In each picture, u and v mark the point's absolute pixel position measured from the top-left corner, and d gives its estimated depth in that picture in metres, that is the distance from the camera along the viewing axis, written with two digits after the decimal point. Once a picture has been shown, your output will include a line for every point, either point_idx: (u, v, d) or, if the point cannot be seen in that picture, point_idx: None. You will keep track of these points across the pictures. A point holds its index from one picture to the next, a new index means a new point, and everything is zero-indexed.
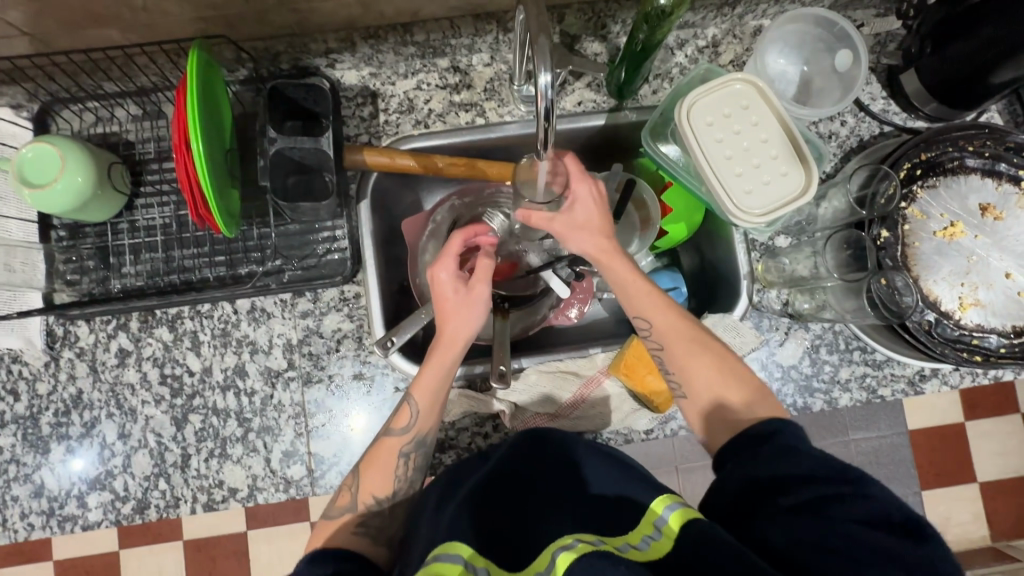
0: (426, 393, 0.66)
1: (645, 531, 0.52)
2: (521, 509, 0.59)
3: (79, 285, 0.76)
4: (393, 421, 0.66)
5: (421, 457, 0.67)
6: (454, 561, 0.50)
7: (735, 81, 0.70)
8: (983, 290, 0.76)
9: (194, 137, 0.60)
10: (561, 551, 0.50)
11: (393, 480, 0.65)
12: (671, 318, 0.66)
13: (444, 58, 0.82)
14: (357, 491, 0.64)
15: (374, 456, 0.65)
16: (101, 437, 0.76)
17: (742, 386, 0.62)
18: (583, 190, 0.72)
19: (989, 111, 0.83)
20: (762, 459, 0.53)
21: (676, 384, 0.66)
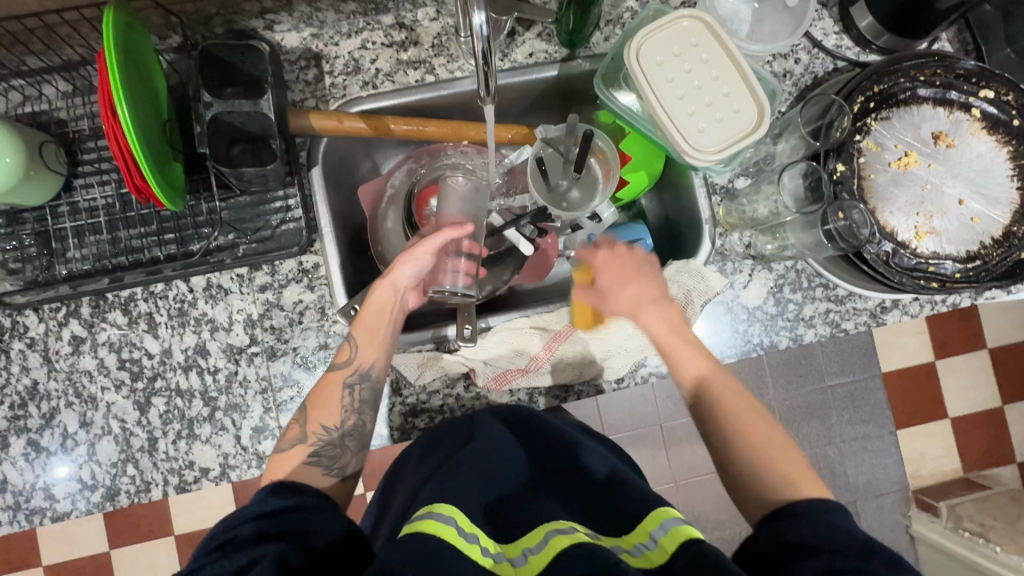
0: (366, 331, 0.69)
1: (638, 539, 0.50)
2: (521, 495, 0.59)
3: (22, 273, 0.73)
4: (336, 356, 0.69)
5: (367, 391, 0.68)
6: (447, 523, 0.49)
7: (682, 18, 0.69)
8: (937, 219, 0.77)
9: (118, 104, 0.56)
10: (556, 534, 0.49)
11: (341, 410, 0.66)
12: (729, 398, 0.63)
13: (387, 15, 0.79)
14: (307, 423, 0.64)
15: (320, 391, 0.67)
16: (63, 427, 0.74)
17: (792, 472, 0.57)
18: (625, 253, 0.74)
19: (939, 40, 0.83)
20: (795, 522, 0.50)
21: (728, 467, 0.61)
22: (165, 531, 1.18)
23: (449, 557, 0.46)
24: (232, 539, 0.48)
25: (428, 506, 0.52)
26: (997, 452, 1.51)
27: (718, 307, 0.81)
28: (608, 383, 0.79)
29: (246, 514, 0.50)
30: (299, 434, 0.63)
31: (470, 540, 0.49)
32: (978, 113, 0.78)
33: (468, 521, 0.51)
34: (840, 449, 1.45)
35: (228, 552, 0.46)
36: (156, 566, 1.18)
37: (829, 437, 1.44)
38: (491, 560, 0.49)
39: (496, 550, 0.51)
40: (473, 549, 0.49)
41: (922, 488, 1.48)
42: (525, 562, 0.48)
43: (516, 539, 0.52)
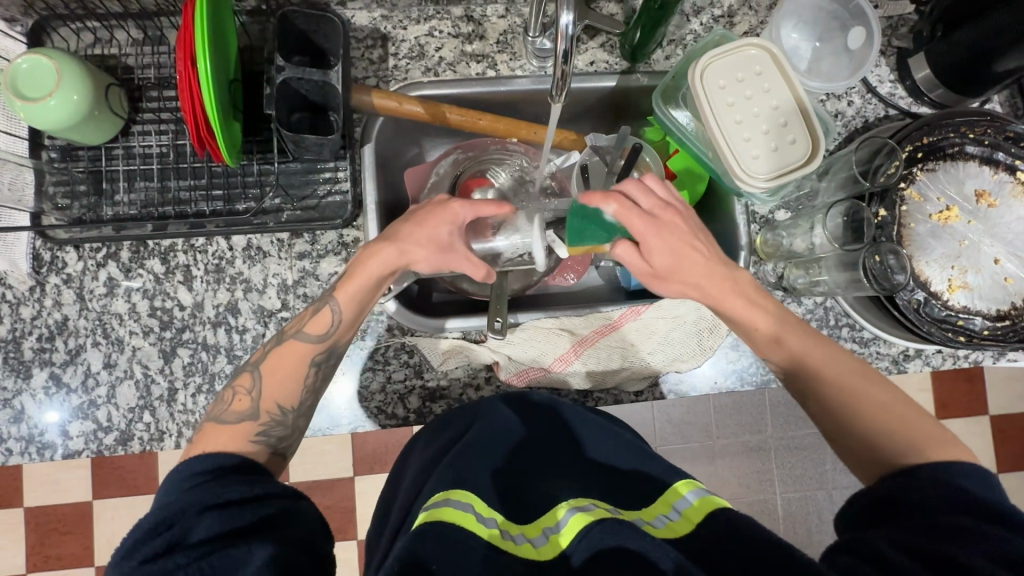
0: (351, 304, 0.66)
1: (660, 511, 0.52)
2: (535, 476, 0.60)
3: (69, 210, 0.74)
4: (309, 325, 0.65)
5: (328, 369, 0.67)
6: (464, 509, 0.50)
7: (749, 46, 0.71)
8: (971, 274, 0.77)
9: (201, 57, 0.58)
10: (575, 511, 0.49)
11: (299, 392, 0.64)
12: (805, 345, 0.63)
13: (458, 7, 0.81)
14: (262, 400, 0.61)
15: (279, 360, 0.64)
16: (86, 365, 0.74)
17: (893, 407, 0.58)
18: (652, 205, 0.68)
19: (991, 101, 0.84)
20: (920, 485, 0.51)
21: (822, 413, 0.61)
22: (150, 489, 1.11)
23: (468, 545, 0.46)
24: (186, 538, 0.46)
25: (442, 492, 0.51)
26: None
27: None
28: (626, 394, 0.80)
29: (205, 505, 0.48)
30: (250, 411, 0.60)
31: (488, 525, 0.50)
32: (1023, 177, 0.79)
33: (484, 507, 0.52)
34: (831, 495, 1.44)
35: (198, 554, 0.45)
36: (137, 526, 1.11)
37: (823, 482, 1.44)
38: (511, 542, 0.49)
39: (516, 531, 0.51)
40: (492, 534, 0.49)
41: None
42: (547, 541, 0.49)
43: (534, 520, 0.53)
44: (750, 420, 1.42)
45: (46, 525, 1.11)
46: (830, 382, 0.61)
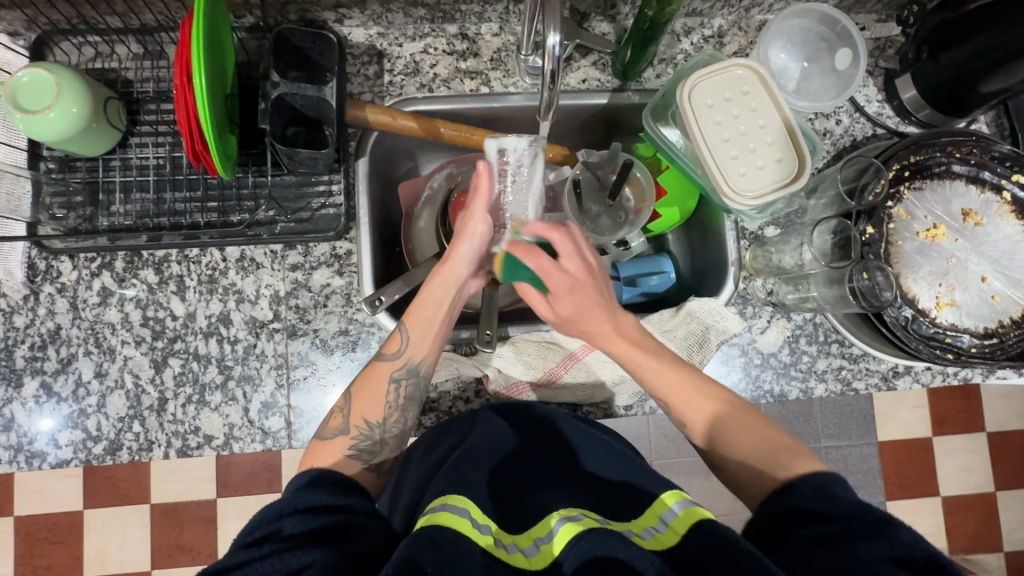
0: (417, 325, 0.69)
1: (647, 522, 0.52)
2: (528, 481, 0.60)
3: (65, 220, 0.75)
4: (384, 347, 0.69)
5: (412, 386, 0.68)
6: (462, 514, 0.50)
7: (737, 66, 0.72)
8: (959, 292, 0.78)
9: (195, 71, 0.59)
10: (566, 522, 0.50)
11: (383, 406, 0.67)
12: (687, 395, 0.65)
13: (452, 25, 0.82)
14: (351, 415, 0.65)
15: (366, 380, 0.67)
16: (77, 374, 0.75)
17: (754, 436, 0.61)
18: (560, 239, 0.69)
19: (977, 121, 0.86)
20: (806, 495, 0.52)
21: (679, 421, 0.68)
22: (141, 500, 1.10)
23: (466, 549, 0.47)
24: (276, 532, 0.49)
25: (441, 498, 0.52)
26: (984, 539, 1.50)
27: (733, 348, 0.82)
28: (616, 408, 0.80)
29: (291, 508, 0.51)
30: (342, 426, 0.64)
31: (484, 531, 0.50)
32: (1009, 197, 0.80)
33: (479, 512, 0.52)
34: None
35: (279, 547, 0.47)
36: (126, 537, 1.10)
37: None
38: (504, 551, 0.49)
39: (509, 540, 0.52)
40: (487, 539, 0.50)
41: None
42: (538, 552, 0.49)
43: (529, 530, 0.53)
44: None
45: (34, 535, 1.10)
46: (681, 406, 0.66)
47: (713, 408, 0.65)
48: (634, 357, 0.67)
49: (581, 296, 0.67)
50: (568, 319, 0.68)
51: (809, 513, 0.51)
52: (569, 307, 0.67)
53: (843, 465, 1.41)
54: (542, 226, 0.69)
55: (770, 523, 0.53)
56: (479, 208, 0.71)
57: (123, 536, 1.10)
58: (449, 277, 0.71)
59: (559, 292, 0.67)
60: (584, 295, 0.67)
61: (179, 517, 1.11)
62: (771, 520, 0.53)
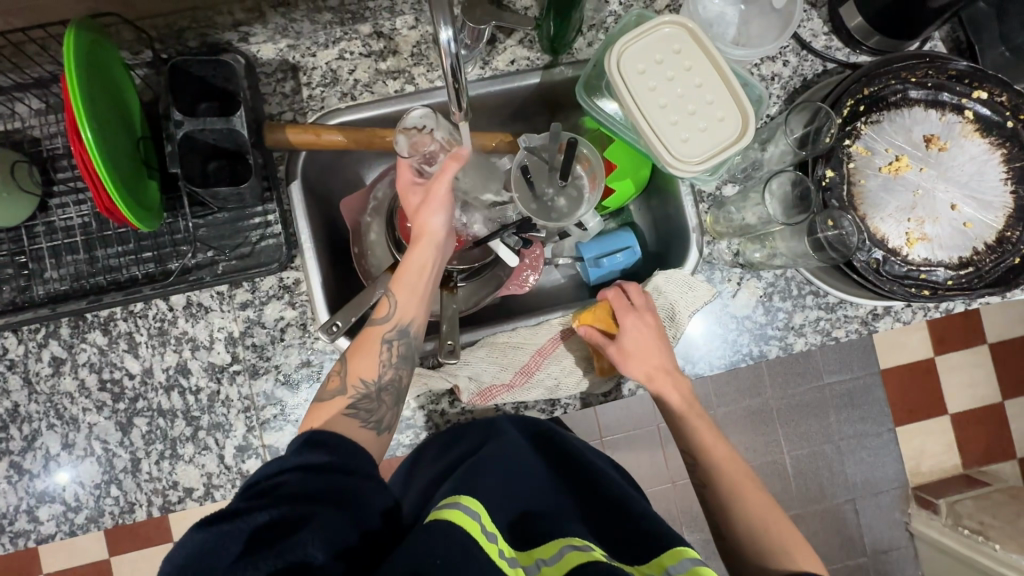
0: (405, 290, 0.68)
1: (653, 569, 0.51)
2: (552, 506, 0.58)
3: (0, 294, 0.72)
4: (375, 312, 0.68)
5: (405, 347, 0.67)
6: (474, 517, 0.49)
7: (664, 25, 0.67)
8: (929, 225, 0.75)
9: (82, 125, 0.55)
10: (573, 549, 0.49)
11: (379, 365, 0.65)
12: (722, 463, 0.66)
13: (365, 24, 0.77)
14: (346, 375, 0.64)
15: (359, 342, 0.66)
16: (46, 448, 0.73)
17: (782, 533, 0.60)
18: (629, 323, 0.71)
19: (932, 39, 0.81)
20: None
21: (714, 512, 0.65)
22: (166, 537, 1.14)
23: (472, 552, 0.45)
24: (285, 483, 0.49)
25: (458, 498, 0.51)
26: (998, 449, 1.50)
27: (706, 316, 0.80)
28: (595, 396, 0.79)
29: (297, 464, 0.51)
30: (340, 387, 0.63)
31: (490, 538, 0.48)
32: (971, 115, 0.76)
33: (488, 518, 0.50)
34: (838, 446, 1.43)
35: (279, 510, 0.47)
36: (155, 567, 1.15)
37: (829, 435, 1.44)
38: (506, 562, 0.47)
39: (513, 554, 0.49)
40: (492, 550, 0.47)
41: (921, 486, 1.46)
42: (540, 572, 0.48)
43: (528, 548, 0.51)
44: (748, 383, 1.41)
45: None
46: (727, 497, 0.64)
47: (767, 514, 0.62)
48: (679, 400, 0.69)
49: (642, 333, 0.71)
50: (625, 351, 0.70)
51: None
52: (636, 342, 0.70)
53: (853, 399, 1.44)
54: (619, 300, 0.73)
55: None
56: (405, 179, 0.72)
57: None
58: (424, 233, 0.69)
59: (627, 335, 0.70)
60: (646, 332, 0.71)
61: None
62: None
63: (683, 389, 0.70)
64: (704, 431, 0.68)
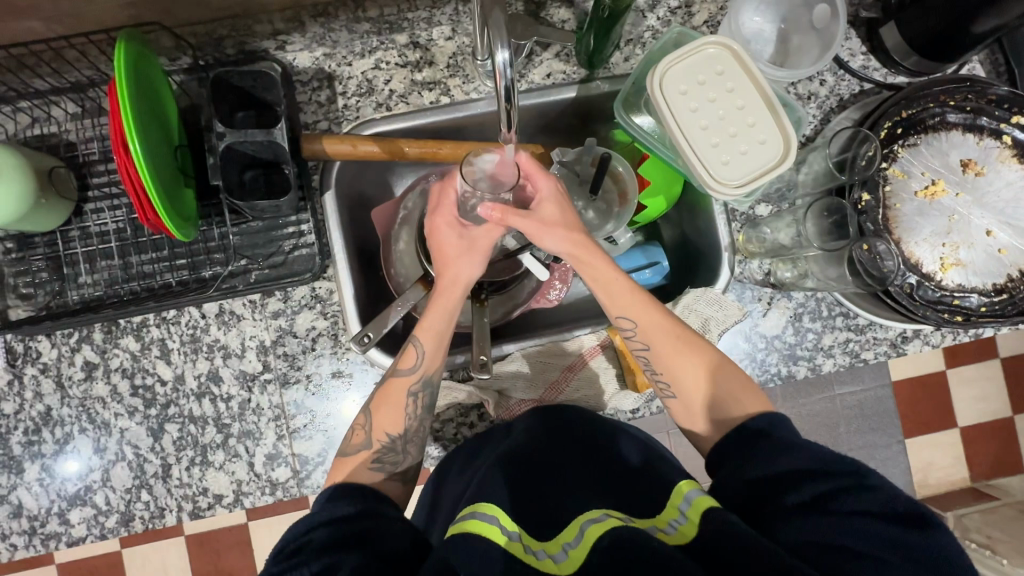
0: (432, 338, 0.66)
1: (669, 515, 0.50)
2: (548, 480, 0.58)
3: (35, 298, 0.72)
4: (399, 362, 0.65)
5: (429, 397, 0.66)
6: (489, 521, 0.50)
7: (708, 45, 0.67)
8: (964, 250, 0.75)
9: (131, 138, 0.55)
10: (591, 523, 0.50)
11: (404, 417, 0.64)
12: (657, 319, 0.64)
13: (402, 34, 0.77)
14: (373, 429, 0.64)
15: (383, 394, 0.65)
16: (77, 452, 0.74)
17: (733, 381, 0.61)
18: (546, 186, 0.68)
19: (971, 62, 0.80)
20: (760, 459, 0.51)
21: (665, 385, 0.64)
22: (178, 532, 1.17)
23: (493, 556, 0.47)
24: (308, 543, 0.49)
25: (467, 507, 0.52)
26: (1009, 463, 1.50)
27: (736, 335, 0.80)
28: (623, 413, 0.79)
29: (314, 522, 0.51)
30: (365, 441, 0.63)
31: (511, 536, 0.50)
32: (1009, 140, 0.76)
33: (508, 518, 0.51)
34: (847, 457, 1.40)
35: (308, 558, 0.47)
36: (167, 566, 1.17)
37: (839, 445, 1.40)
38: (534, 556, 0.49)
39: (538, 545, 0.50)
40: (514, 546, 0.49)
41: (930, 498, 1.47)
42: (567, 557, 0.48)
43: (553, 534, 0.51)
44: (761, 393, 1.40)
45: None
46: (668, 356, 0.63)
47: (698, 357, 0.63)
48: (612, 279, 0.65)
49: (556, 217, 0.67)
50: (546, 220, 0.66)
51: (770, 478, 0.49)
52: (550, 211, 0.67)
53: (860, 410, 1.41)
54: (530, 165, 0.67)
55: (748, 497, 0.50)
56: (450, 214, 0.69)
57: (167, 568, 1.16)
58: (459, 281, 0.68)
59: (543, 203, 0.67)
60: (564, 213, 0.67)
61: (216, 545, 1.18)
62: (745, 489, 0.50)
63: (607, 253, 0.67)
64: (653, 324, 0.64)
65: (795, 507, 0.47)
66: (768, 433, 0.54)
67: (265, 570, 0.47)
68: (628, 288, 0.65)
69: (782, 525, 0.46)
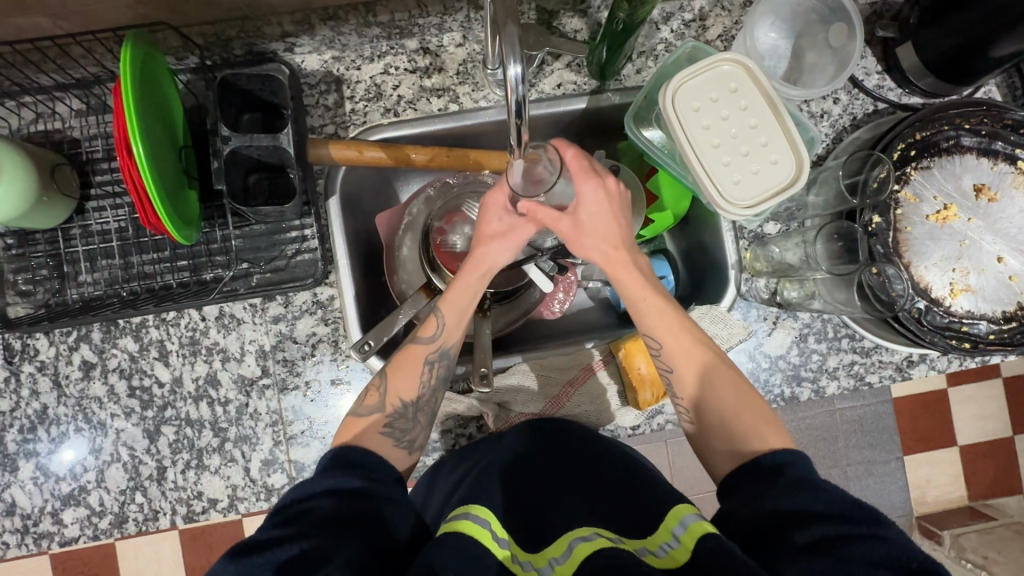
0: (453, 313, 0.66)
1: (662, 538, 0.49)
2: (545, 497, 0.57)
3: (34, 295, 0.72)
4: (420, 330, 0.66)
5: (444, 368, 0.66)
6: (483, 525, 0.49)
7: (723, 62, 0.66)
8: (974, 276, 0.74)
9: (134, 140, 0.54)
10: (580, 541, 0.49)
11: (418, 385, 0.64)
12: (684, 337, 0.63)
13: (412, 39, 0.76)
14: (386, 391, 0.63)
15: (400, 361, 0.64)
16: (72, 451, 0.73)
17: (757, 417, 0.58)
18: (589, 191, 0.65)
19: (987, 85, 0.80)
20: (775, 492, 0.49)
21: (682, 404, 0.63)
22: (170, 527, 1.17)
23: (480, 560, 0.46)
24: (310, 510, 0.49)
25: (463, 508, 0.52)
26: (1007, 484, 1.49)
27: (740, 354, 0.79)
28: (623, 429, 0.78)
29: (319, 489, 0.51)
30: (378, 403, 0.62)
31: (502, 544, 0.49)
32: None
33: (500, 526, 0.51)
34: (844, 471, 1.40)
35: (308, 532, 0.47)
36: (160, 560, 1.16)
37: (837, 460, 1.40)
38: (519, 567, 0.48)
39: (525, 558, 0.49)
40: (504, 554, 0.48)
41: (927, 517, 1.46)
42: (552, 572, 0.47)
43: (540, 549, 0.50)
44: None
45: None
46: (690, 375, 0.62)
47: (724, 386, 0.61)
48: (642, 290, 0.65)
49: (597, 221, 0.66)
50: (582, 223, 0.65)
51: (783, 513, 0.47)
52: (590, 214, 0.65)
53: (860, 426, 1.40)
54: (579, 168, 0.65)
55: (750, 528, 0.48)
56: (500, 200, 0.68)
57: (159, 560, 1.15)
58: (487, 263, 0.68)
59: (586, 203, 0.65)
60: (606, 217, 0.66)
61: (208, 541, 1.17)
62: (749, 522, 0.48)
63: (643, 267, 0.67)
64: (682, 341, 0.63)
65: (802, 547, 0.44)
66: (787, 474, 0.51)
67: (256, 537, 0.47)
68: (658, 301, 0.64)
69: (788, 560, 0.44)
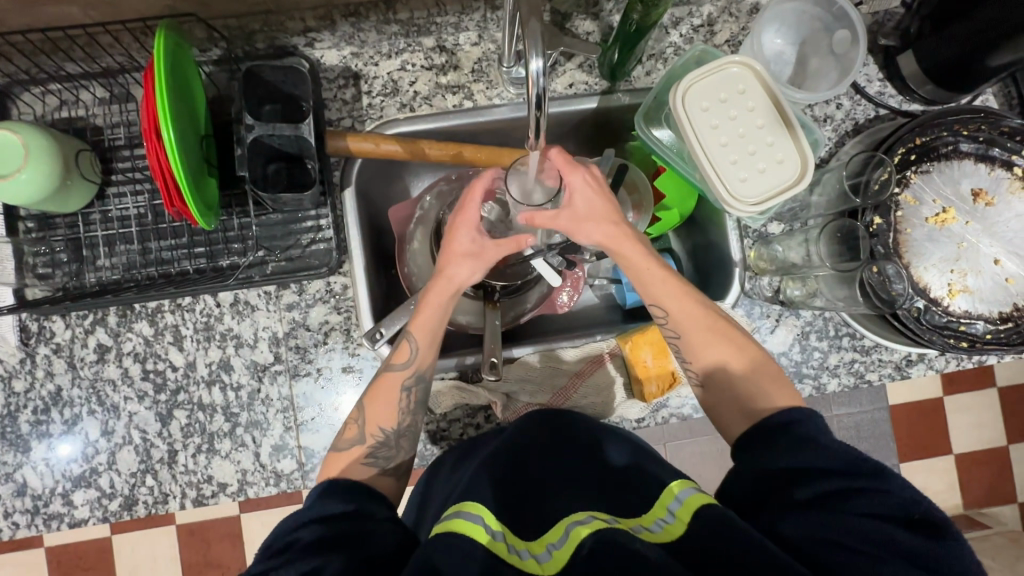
0: (426, 333, 0.66)
1: (656, 515, 0.51)
2: (540, 482, 0.58)
3: (51, 278, 0.73)
4: (393, 356, 0.65)
5: (422, 392, 0.66)
6: (476, 521, 0.50)
7: (731, 64, 0.68)
8: (971, 277, 0.76)
9: (162, 121, 0.56)
10: (576, 525, 0.50)
11: (397, 411, 0.64)
12: (688, 307, 0.64)
13: (429, 37, 0.78)
14: (365, 423, 0.63)
15: (376, 388, 0.65)
16: (84, 434, 0.74)
17: (764, 376, 0.60)
18: (578, 181, 0.67)
19: (984, 93, 0.82)
20: (778, 451, 0.52)
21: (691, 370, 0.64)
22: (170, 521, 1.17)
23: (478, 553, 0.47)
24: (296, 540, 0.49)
25: (456, 505, 0.52)
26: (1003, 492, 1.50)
27: None
28: (628, 422, 0.80)
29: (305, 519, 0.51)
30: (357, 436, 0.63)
31: (498, 536, 0.49)
32: (1020, 172, 0.77)
33: (493, 519, 0.51)
34: None
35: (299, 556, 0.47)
36: (158, 555, 1.16)
37: None
38: (517, 556, 0.48)
39: (522, 545, 0.50)
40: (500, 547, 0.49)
41: None
42: (551, 557, 0.48)
43: (540, 535, 0.52)
44: None
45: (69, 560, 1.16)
46: (698, 343, 0.63)
47: (729, 349, 0.62)
48: (646, 266, 0.66)
49: (592, 207, 0.67)
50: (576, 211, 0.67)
51: (783, 472, 0.50)
52: (583, 202, 0.68)
53: (857, 432, 1.41)
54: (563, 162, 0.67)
55: (750, 485, 0.52)
56: (472, 216, 0.69)
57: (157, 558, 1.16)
58: (453, 281, 0.67)
59: (577, 192, 0.68)
60: (597, 204, 0.68)
61: (207, 535, 1.17)
62: (748, 481, 0.52)
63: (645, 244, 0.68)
64: (685, 313, 0.64)
65: (801, 500, 0.48)
66: (792, 430, 0.53)
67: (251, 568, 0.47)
68: (661, 276, 0.66)
69: (783, 514, 0.48)
